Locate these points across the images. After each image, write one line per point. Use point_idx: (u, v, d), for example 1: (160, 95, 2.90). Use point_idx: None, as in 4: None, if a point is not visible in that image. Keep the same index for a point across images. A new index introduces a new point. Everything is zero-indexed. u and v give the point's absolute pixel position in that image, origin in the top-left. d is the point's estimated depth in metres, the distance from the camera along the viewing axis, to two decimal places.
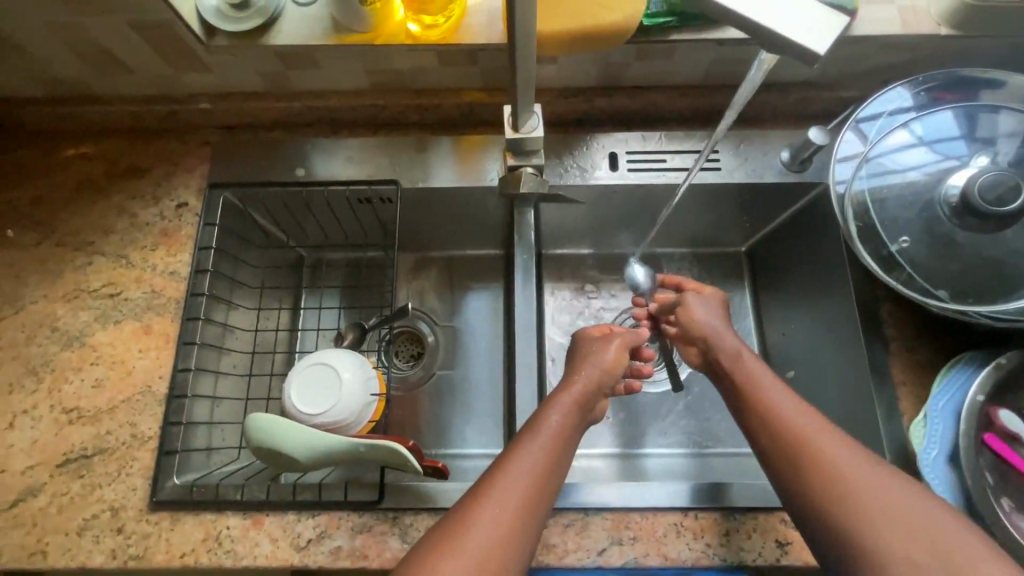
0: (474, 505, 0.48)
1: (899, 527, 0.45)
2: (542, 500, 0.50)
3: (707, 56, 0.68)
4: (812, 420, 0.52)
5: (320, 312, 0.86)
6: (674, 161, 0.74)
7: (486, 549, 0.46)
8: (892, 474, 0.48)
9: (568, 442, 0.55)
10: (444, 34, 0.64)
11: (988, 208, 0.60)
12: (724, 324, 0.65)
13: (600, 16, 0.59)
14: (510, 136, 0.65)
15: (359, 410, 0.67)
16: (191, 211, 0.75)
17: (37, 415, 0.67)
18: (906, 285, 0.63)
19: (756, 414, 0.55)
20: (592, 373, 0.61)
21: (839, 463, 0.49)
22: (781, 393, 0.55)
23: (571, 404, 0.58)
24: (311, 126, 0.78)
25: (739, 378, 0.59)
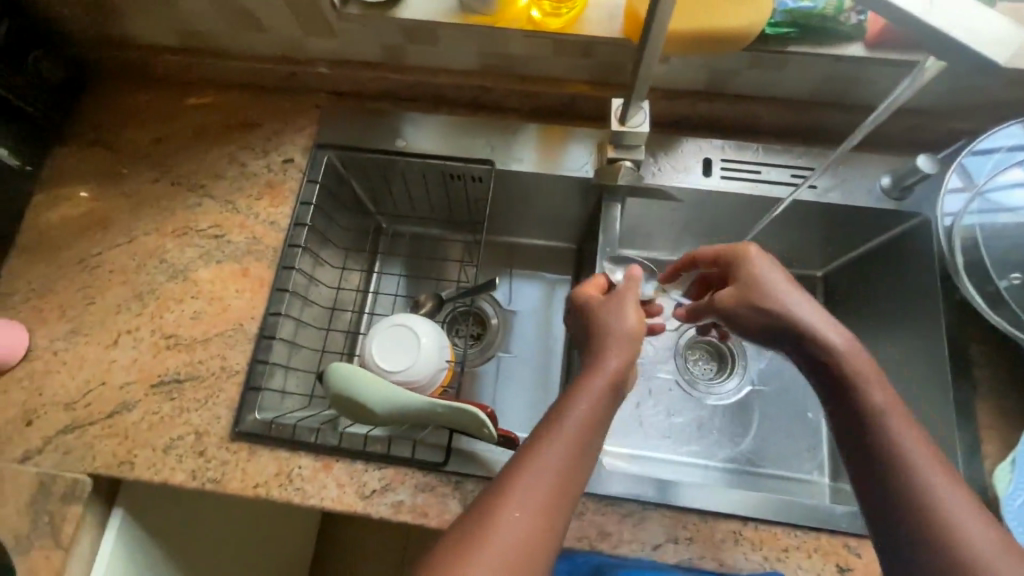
0: (499, 500, 0.48)
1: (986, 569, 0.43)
2: (566, 494, 0.49)
3: (825, 71, 0.68)
4: (916, 444, 0.49)
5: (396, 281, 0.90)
6: (769, 174, 0.74)
7: (516, 546, 0.46)
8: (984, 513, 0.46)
9: (600, 425, 0.53)
10: (564, 24, 0.67)
11: None
12: (813, 313, 0.57)
13: (727, 19, 0.60)
14: (615, 128, 0.67)
15: (432, 374, 0.70)
16: (296, 167, 0.79)
17: (138, 337, 0.72)
18: (1009, 323, 0.62)
19: (863, 439, 0.51)
20: (625, 348, 0.58)
21: (945, 517, 0.45)
22: (888, 401, 0.51)
23: (603, 389, 0.55)
24: (416, 102, 0.81)
25: (845, 382, 0.53)
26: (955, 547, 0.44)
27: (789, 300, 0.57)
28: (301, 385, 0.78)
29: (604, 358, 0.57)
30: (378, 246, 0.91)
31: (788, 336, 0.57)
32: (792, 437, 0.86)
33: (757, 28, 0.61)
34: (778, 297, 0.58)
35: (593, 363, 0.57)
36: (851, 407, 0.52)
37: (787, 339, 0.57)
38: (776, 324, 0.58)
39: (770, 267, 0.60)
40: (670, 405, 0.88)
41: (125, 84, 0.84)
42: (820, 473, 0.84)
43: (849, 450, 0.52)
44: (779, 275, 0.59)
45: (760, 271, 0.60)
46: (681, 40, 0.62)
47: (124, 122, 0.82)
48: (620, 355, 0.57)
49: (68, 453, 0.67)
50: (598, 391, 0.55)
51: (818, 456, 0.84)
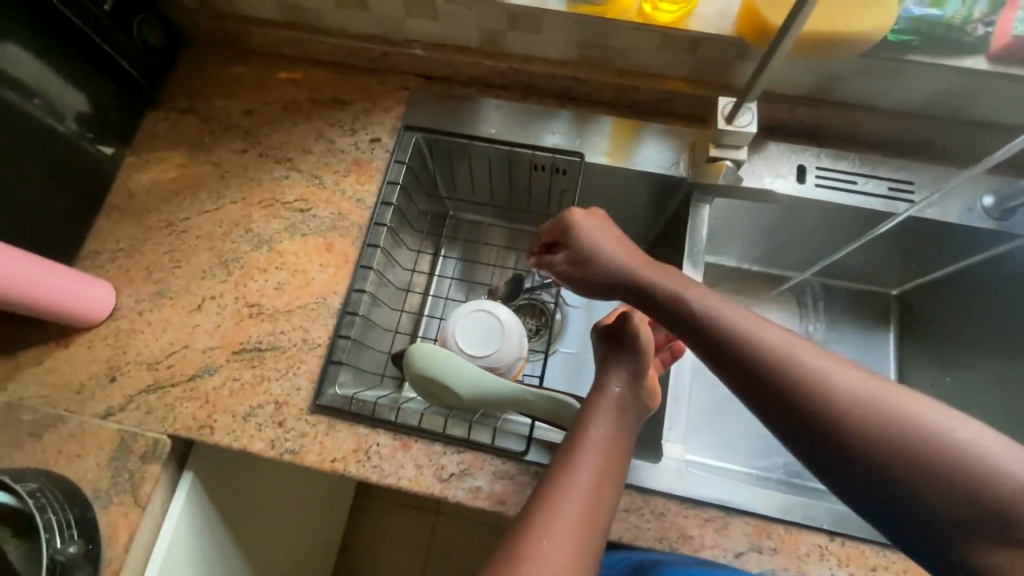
0: (542, 518, 0.50)
1: (879, 424, 0.41)
2: (600, 513, 0.52)
3: (939, 81, 0.66)
4: (766, 331, 0.47)
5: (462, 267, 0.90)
6: (866, 185, 0.73)
7: (567, 550, 0.49)
8: (852, 369, 0.44)
9: (617, 445, 0.58)
10: (675, 19, 0.66)
11: None
12: (635, 259, 0.58)
13: (849, 22, 0.60)
14: (720, 126, 0.66)
15: (509, 362, 0.70)
16: (382, 146, 0.79)
17: (222, 303, 0.73)
18: None
19: (731, 353, 0.47)
20: (632, 363, 0.63)
21: (819, 387, 0.43)
22: (728, 307, 0.50)
23: (614, 412, 0.60)
24: (505, 89, 0.81)
25: (689, 301, 0.52)
26: (839, 409, 0.42)
27: (612, 247, 0.60)
28: (373, 364, 0.77)
29: (607, 381, 0.63)
30: (444, 230, 0.91)
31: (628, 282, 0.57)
32: None
33: (878, 34, 0.60)
34: (605, 246, 0.60)
35: (599, 386, 0.63)
36: (707, 331, 0.49)
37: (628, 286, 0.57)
38: (612, 272, 0.58)
39: (596, 219, 0.62)
40: (736, 415, 0.86)
41: (216, 54, 0.85)
42: None
43: (725, 372, 0.48)
44: (601, 227, 0.61)
45: (586, 226, 0.61)
46: (805, 35, 0.61)
47: (215, 91, 0.83)
48: (622, 375, 0.63)
49: (150, 412, 0.68)
50: (608, 413, 0.60)
51: None
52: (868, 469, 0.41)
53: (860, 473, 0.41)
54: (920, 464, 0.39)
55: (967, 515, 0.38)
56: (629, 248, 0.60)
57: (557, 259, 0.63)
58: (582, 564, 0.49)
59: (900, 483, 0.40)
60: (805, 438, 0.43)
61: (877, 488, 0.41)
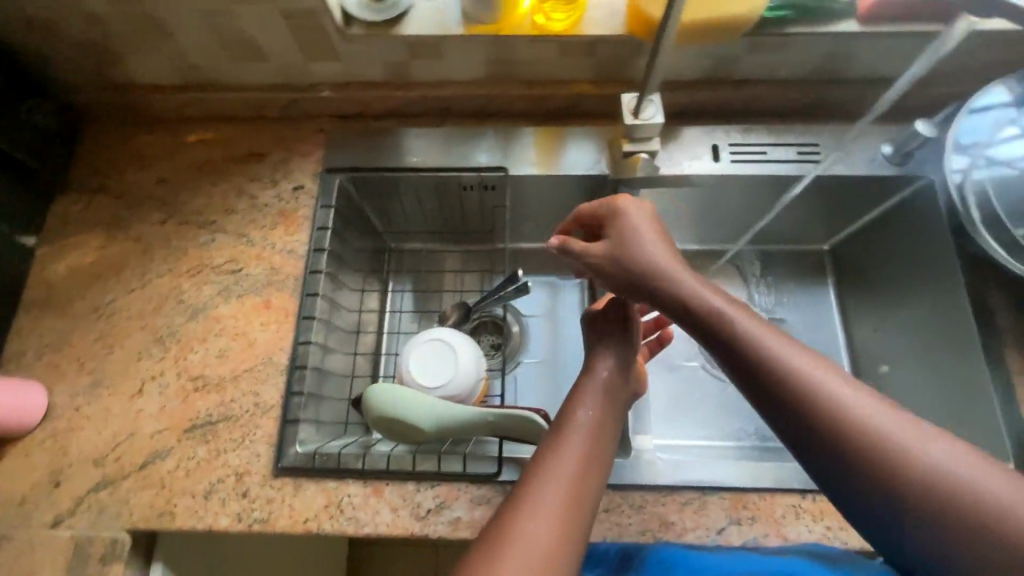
0: (525, 506, 0.50)
1: (889, 451, 0.41)
2: (586, 497, 0.52)
3: (821, 49, 0.70)
4: (793, 353, 0.47)
5: (413, 297, 0.90)
6: (775, 154, 0.76)
7: (553, 529, 0.49)
8: (876, 400, 0.44)
9: (606, 428, 0.58)
10: (568, 27, 0.68)
11: None
12: (679, 263, 0.56)
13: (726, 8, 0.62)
14: (629, 122, 0.68)
15: (469, 388, 0.69)
16: (306, 193, 0.78)
17: (164, 382, 0.70)
18: None
19: (753, 367, 0.47)
20: (620, 351, 0.65)
21: (835, 411, 0.43)
22: (761, 326, 0.49)
23: (602, 395, 0.61)
24: (421, 117, 0.81)
25: (722, 314, 0.51)
26: (851, 434, 0.43)
27: (646, 248, 0.57)
28: (334, 413, 0.76)
29: (596, 363, 0.64)
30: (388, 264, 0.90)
31: (661, 279, 0.55)
32: None
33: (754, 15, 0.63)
34: (648, 247, 0.57)
35: (587, 372, 0.64)
36: (735, 345, 0.49)
37: (660, 284, 0.55)
38: (642, 271, 0.56)
39: (632, 216, 0.59)
40: (701, 392, 0.88)
41: (122, 128, 0.83)
42: None
43: (748, 385, 0.48)
44: (637, 222, 0.59)
45: (618, 222, 0.59)
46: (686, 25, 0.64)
47: (125, 165, 0.80)
48: (609, 361, 0.65)
49: (102, 510, 0.64)
50: (597, 397, 0.61)
51: None
52: (867, 488, 0.42)
53: (860, 491, 0.42)
54: (920, 492, 0.40)
55: (955, 550, 0.39)
56: (664, 249, 0.57)
57: (594, 246, 0.60)
58: (568, 543, 0.49)
59: (896, 505, 0.41)
60: (812, 453, 0.44)
61: (873, 504, 0.42)
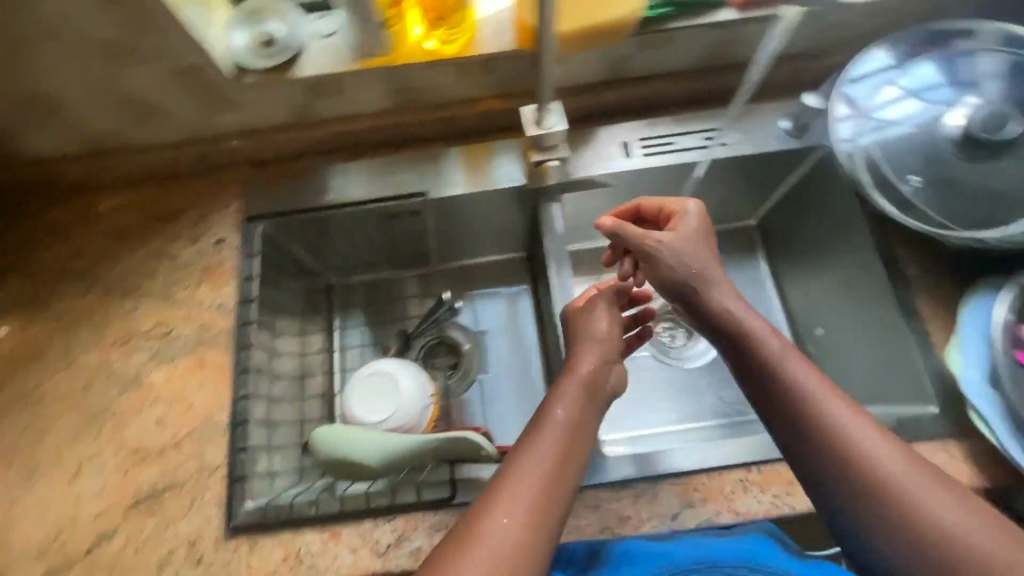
0: (486, 506, 0.51)
1: (867, 464, 0.49)
2: (555, 495, 0.53)
3: (705, 39, 0.73)
4: (807, 375, 0.54)
5: (360, 331, 0.89)
6: (683, 143, 0.79)
7: (518, 531, 0.50)
8: (871, 423, 0.52)
9: (585, 425, 0.59)
10: (461, 48, 0.69)
11: (987, 134, 0.66)
12: (726, 283, 0.62)
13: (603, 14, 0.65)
14: (534, 132, 0.69)
15: (417, 416, 0.69)
16: (229, 245, 0.77)
17: (102, 460, 0.68)
18: (920, 221, 0.67)
19: (768, 379, 0.55)
20: (593, 350, 0.64)
21: (830, 425, 0.51)
22: (786, 350, 0.56)
23: (580, 392, 0.61)
24: (335, 153, 0.81)
25: (753, 335, 0.58)
26: (838, 445, 0.51)
27: (697, 257, 0.62)
28: (288, 462, 0.75)
29: (578, 361, 0.63)
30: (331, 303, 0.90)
31: (708, 286, 0.61)
32: None
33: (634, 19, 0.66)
34: (703, 261, 0.62)
35: (567, 368, 0.64)
36: (756, 361, 0.57)
37: (704, 290, 0.61)
38: (689, 274, 0.61)
39: (688, 224, 0.64)
40: (655, 381, 0.89)
41: (29, 206, 0.80)
42: None
43: (759, 393, 0.56)
44: (694, 232, 0.64)
45: (672, 229, 0.64)
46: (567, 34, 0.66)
47: (38, 243, 0.78)
48: (592, 359, 0.63)
49: None
50: (573, 391, 0.61)
51: None
52: (841, 488, 0.50)
53: (833, 491, 0.51)
54: (885, 502, 0.48)
55: (898, 553, 0.47)
56: (712, 262, 0.62)
57: (652, 235, 0.63)
58: (534, 545, 0.50)
59: (859, 504, 0.49)
60: (802, 453, 0.52)
61: (844, 502, 0.50)
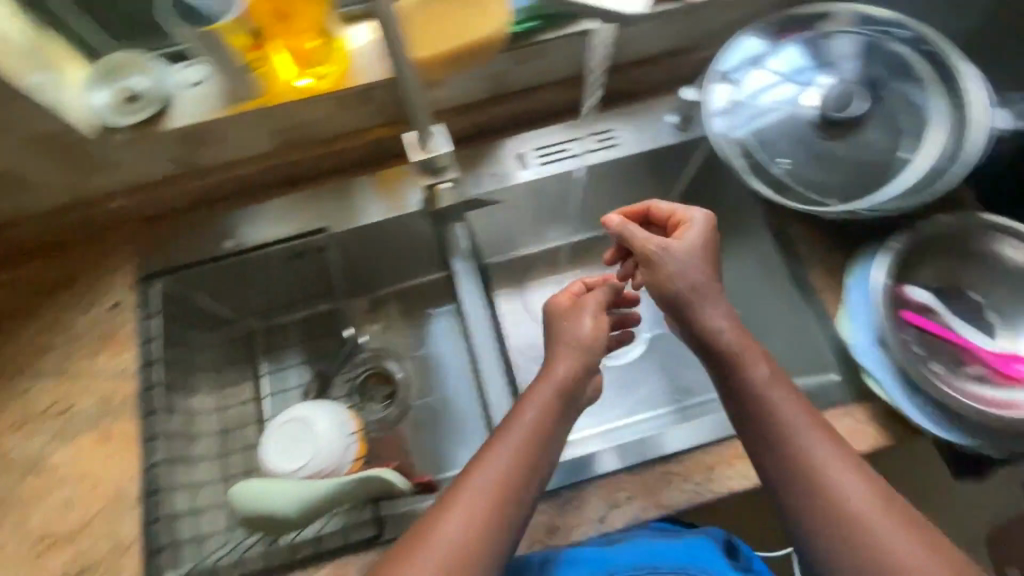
0: (440, 508, 0.54)
1: (831, 494, 0.52)
2: (510, 491, 0.55)
3: (578, 47, 0.75)
4: (788, 406, 0.56)
5: (289, 372, 0.86)
6: (577, 148, 0.80)
7: (463, 539, 0.52)
8: (842, 454, 0.54)
9: (548, 432, 0.59)
10: (336, 81, 0.68)
11: (837, 115, 0.68)
12: (722, 303, 0.60)
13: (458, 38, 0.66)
14: (420, 157, 0.68)
15: (340, 454, 0.68)
16: (127, 308, 0.74)
17: (6, 554, 0.64)
18: (798, 201, 0.69)
19: (751, 407, 0.56)
20: (571, 354, 0.64)
21: (802, 455, 0.54)
22: (772, 377, 0.57)
23: (552, 397, 0.61)
24: (231, 198, 0.80)
25: (744, 364, 0.57)
26: (806, 474, 0.53)
27: (695, 272, 0.60)
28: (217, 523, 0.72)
29: (556, 362, 0.63)
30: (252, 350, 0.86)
31: (704, 301, 0.60)
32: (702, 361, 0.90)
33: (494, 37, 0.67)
34: (701, 275, 0.60)
35: (545, 371, 0.63)
36: (742, 388, 0.57)
37: (699, 305, 0.60)
38: (688, 285, 0.60)
39: (690, 235, 0.63)
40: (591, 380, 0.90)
41: None
42: None
43: (741, 417, 0.57)
44: (699, 244, 0.62)
45: (682, 236, 0.63)
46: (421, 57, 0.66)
47: None
48: (569, 360, 0.63)
49: None
50: (542, 395, 0.61)
51: None
52: (803, 511, 0.53)
53: (796, 514, 0.53)
54: (844, 532, 0.51)
55: None
56: (711, 277, 0.61)
57: (655, 240, 0.62)
58: (481, 554, 0.52)
59: (817, 528, 0.52)
60: (774, 476, 0.55)
61: (804, 524, 0.53)
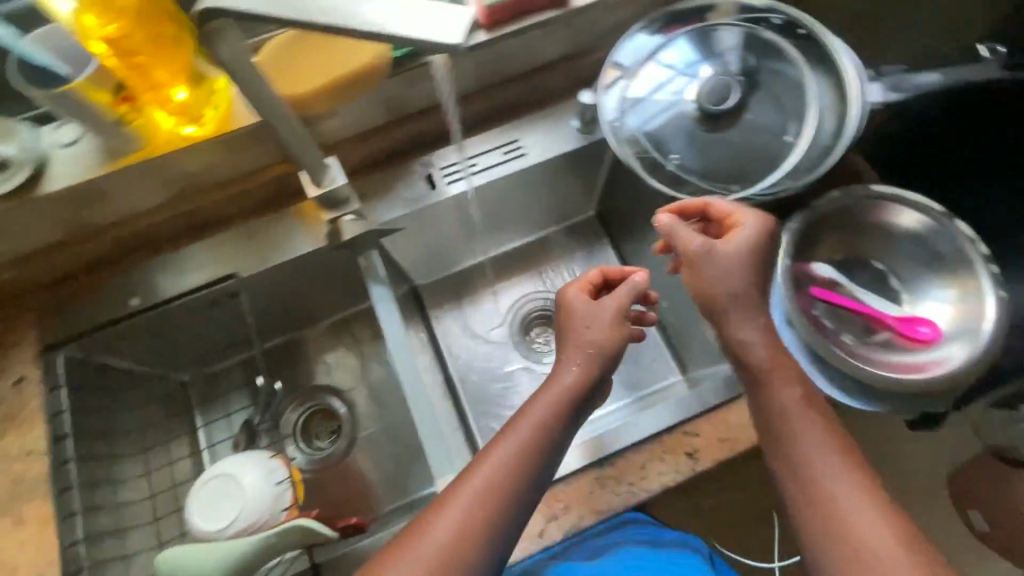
0: (434, 506, 0.55)
1: (839, 515, 0.51)
2: (506, 495, 0.55)
3: (469, 63, 0.74)
4: (812, 427, 0.54)
5: (231, 418, 0.85)
6: (484, 161, 0.80)
7: (451, 539, 0.52)
8: (859, 478, 0.53)
9: (545, 448, 0.58)
10: (220, 124, 0.66)
11: (716, 108, 0.69)
12: (759, 315, 0.57)
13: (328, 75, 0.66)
14: (315, 194, 0.68)
15: (269, 504, 0.67)
16: (30, 382, 0.69)
17: None
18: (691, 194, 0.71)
19: (774, 421, 0.56)
20: (587, 356, 0.61)
21: (818, 473, 0.53)
22: (802, 395, 0.56)
23: (558, 400, 0.59)
24: (134, 254, 0.77)
25: (774, 381, 0.56)
26: (818, 492, 0.52)
27: (742, 280, 0.57)
28: None
29: (565, 361, 0.61)
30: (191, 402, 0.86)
31: (745, 310, 0.57)
32: (639, 353, 0.93)
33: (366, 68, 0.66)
34: (746, 284, 0.57)
35: (552, 374, 0.61)
36: (771, 403, 0.56)
37: (739, 311, 0.57)
38: (731, 292, 0.57)
39: (742, 240, 0.59)
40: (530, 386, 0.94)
41: None
42: (674, 373, 0.91)
43: (766, 429, 0.57)
44: (750, 251, 0.58)
45: (727, 241, 0.59)
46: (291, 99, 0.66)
47: None
48: (584, 360, 0.61)
49: None
50: (550, 399, 0.59)
51: (666, 361, 0.91)
52: (808, 524, 0.53)
53: (801, 525, 0.53)
54: (847, 554, 0.50)
55: None
56: (756, 288, 0.58)
57: (702, 241, 0.59)
58: (466, 556, 0.52)
59: (819, 542, 0.52)
60: (786, 486, 0.55)
61: (807, 534, 0.53)
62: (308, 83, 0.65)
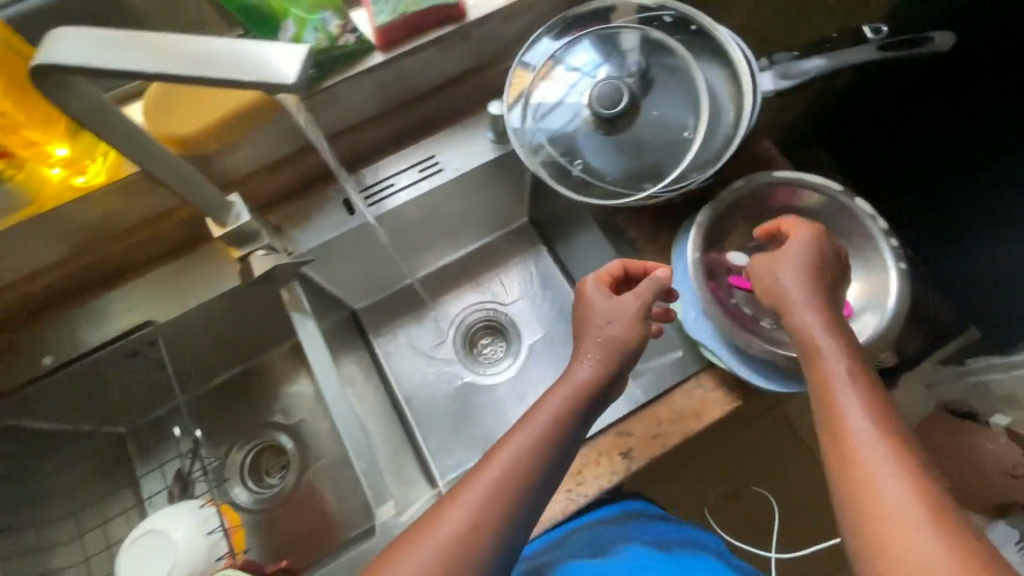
0: (451, 497, 0.55)
1: (874, 502, 0.49)
2: (515, 489, 0.54)
3: (371, 86, 0.73)
4: (857, 413, 0.52)
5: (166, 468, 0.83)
6: (401, 181, 0.80)
7: (452, 539, 0.52)
8: (910, 471, 0.49)
9: (562, 447, 0.58)
10: (111, 170, 0.65)
11: (610, 112, 0.70)
12: (816, 306, 0.58)
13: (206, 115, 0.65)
14: (220, 234, 0.67)
15: (206, 554, 0.65)
16: None
17: None
18: (597, 195, 0.72)
19: (821, 401, 0.55)
20: (603, 351, 0.61)
21: (860, 458, 0.51)
22: (849, 381, 0.54)
23: (571, 395, 0.60)
24: (43, 312, 0.75)
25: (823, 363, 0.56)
26: (855, 476, 0.50)
27: (798, 283, 0.60)
28: None
29: (581, 358, 0.62)
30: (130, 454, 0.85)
31: (797, 312, 0.59)
32: None
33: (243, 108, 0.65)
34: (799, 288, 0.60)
35: (571, 369, 0.62)
36: (820, 386, 0.56)
37: (791, 312, 0.59)
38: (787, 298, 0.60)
39: (794, 249, 0.61)
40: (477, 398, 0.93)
41: None
42: None
43: (817, 412, 0.56)
44: (804, 256, 0.60)
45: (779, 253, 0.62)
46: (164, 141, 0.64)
47: None
48: (598, 352, 0.61)
49: None
50: (565, 395, 0.60)
51: None
52: (844, 506, 0.51)
53: (841, 512, 0.51)
54: (881, 545, 0.47)
55: None
56: (814, 288, 0.59)
57: (763, 260, 0.63)
58: (471, 554, 0.52)
59: (854, 528, 0.49)
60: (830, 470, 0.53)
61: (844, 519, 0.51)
62: (185, 126, 0.64)
